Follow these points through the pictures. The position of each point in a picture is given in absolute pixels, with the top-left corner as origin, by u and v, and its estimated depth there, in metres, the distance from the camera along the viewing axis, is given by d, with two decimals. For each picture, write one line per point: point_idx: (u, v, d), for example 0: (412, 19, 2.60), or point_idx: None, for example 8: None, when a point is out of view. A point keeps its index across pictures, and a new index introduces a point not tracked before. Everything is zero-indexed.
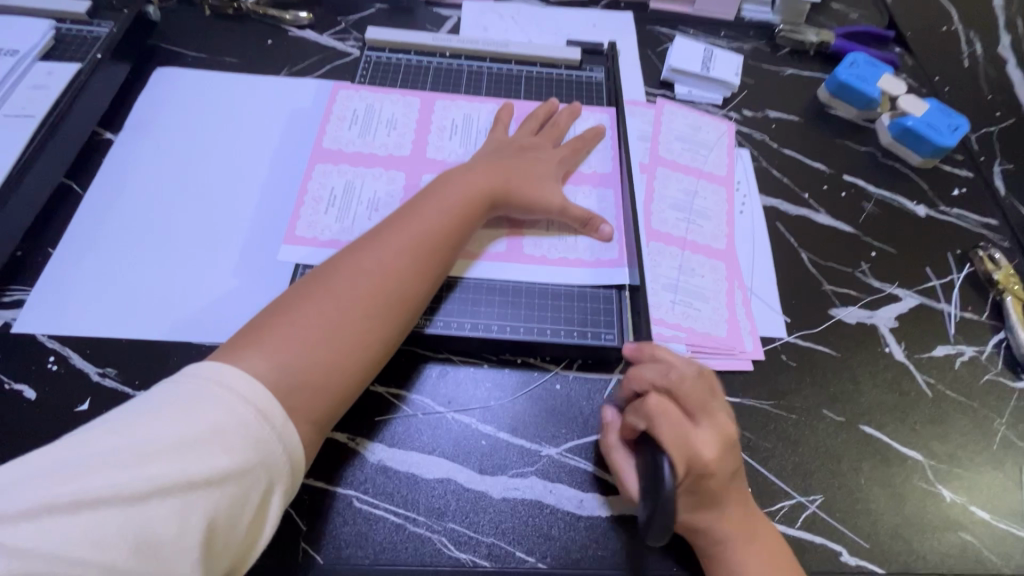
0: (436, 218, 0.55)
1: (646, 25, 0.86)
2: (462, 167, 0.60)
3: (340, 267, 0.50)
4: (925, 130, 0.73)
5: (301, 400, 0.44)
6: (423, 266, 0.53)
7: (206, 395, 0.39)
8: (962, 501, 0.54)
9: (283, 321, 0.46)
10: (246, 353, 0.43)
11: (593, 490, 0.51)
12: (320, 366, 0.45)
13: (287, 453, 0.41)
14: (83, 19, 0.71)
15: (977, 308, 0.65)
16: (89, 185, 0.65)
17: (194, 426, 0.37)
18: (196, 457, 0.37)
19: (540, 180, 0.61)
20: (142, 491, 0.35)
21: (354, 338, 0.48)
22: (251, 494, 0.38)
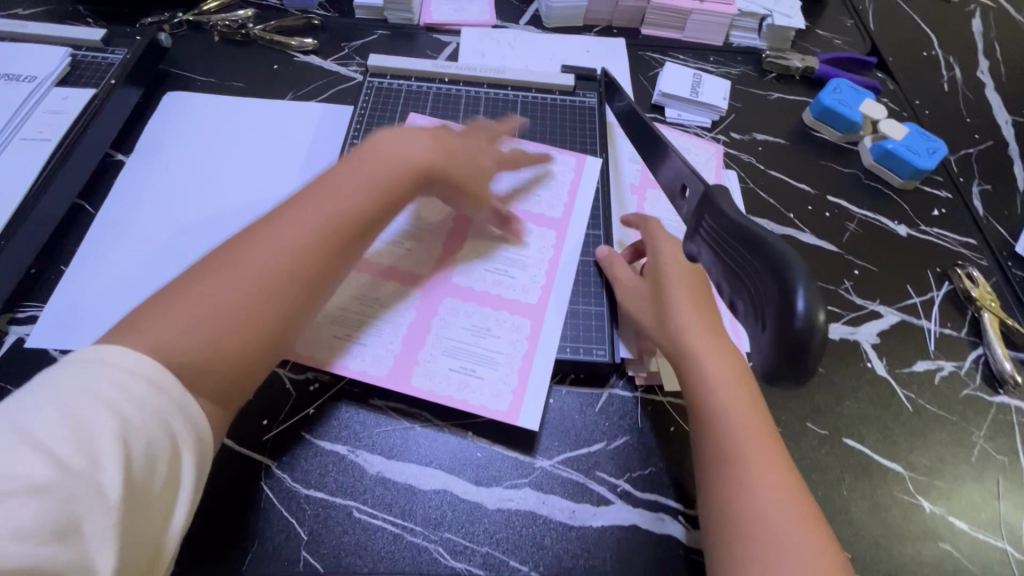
0: (351, 190, 0.52)
1: (638, 50, 0.90)
2: (398, 135, 0.58)
3: (244, 244, 0.48)
4: (905, 153, 0.76)
5: (180, 382, 0.41)
6: (330, 239, 0.50)
7: (86, 373, 0.38)
8: (942, 511, 0.56)
9: (175, 301, 0.44)
10: (127, 336, 0.41)
11: (584, 501, 0.53)
12: (203, 349, 0.43)
13: (189, 419, 0.41)
14: (98, 45, 0.74)
15: (957, 325, 0.67)
16: (101, 205, 0.68)
17: (78, 405, 0.37)
18: (93, 431, 0.36)
19: (481, 173, 0.61)
20: (41, 477, 0.34)
21: (247, 323, 0.45)
22: (160, 456, 0.38)
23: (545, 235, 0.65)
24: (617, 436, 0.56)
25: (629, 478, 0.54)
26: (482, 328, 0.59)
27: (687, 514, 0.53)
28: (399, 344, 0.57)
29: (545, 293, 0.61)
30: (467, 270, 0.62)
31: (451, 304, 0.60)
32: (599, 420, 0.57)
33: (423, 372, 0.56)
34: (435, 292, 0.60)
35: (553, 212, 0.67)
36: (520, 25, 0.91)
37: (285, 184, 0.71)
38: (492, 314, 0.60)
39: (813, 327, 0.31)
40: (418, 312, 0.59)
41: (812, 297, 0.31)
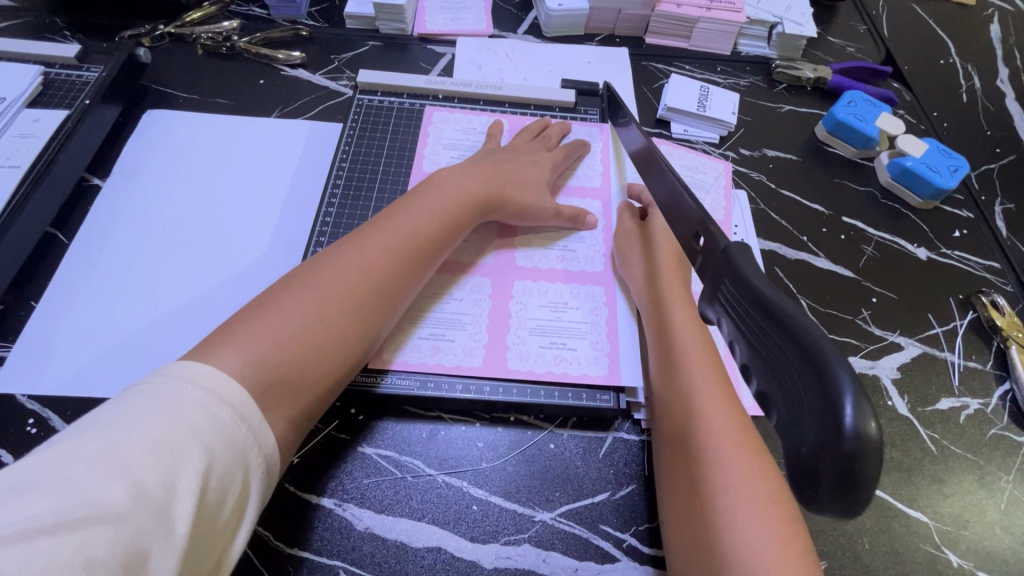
0: (421, 222, 0.56)
1: (642, 61, 0.85)
2: (454, 170, 0.62)
3: (324, 267, 0.51)
4: (926, 172, 0.72)
5: (276, 397, 0.43)
6: (402, 267, 0.54)
7: (179, 397, 0.38)
8: (971, 566, 0.52)
9: (263, 317, 0.46)
10: (220, 352, 0.43)
11: (588, 558, 0.49)
12: (297, 364, 0.45)
13: (265, 452, 0.41)
14: (73, 63, 0.71)
15: (981, 357, 0.64)
16: (75, 234, 0.64)
17: (166, 431, 0.36)
18: (175, 460, 0.36)
19: (533, 187, 0.63)
20: (120, 504, 0.33)
21: (331, 341, 0.48)
22: (231, 490, 0.38)
23: (592, 205, 0.67)
24: (623, 485, 0.53)
25: (636, 532, 0.51)
26: (560, 303, 0.60)
27: None
28: (485, 332, 0.58)
29: (609, 261, 0.63)
30: (528, 251, 0.63)
31: (523, 286, 0.61)
32: (603, 468, 0.54)
33: (517, 354, 0.57)
34: (503, 278, 0.61)
35: (591, 181, 0.69)
36: (518, 34, 0.87)
37: (271, 210, 0.68)
38: (566, 289, 0.61)
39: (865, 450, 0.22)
40: (492, 297, 0.60)
41: (861, 407, 0.22)
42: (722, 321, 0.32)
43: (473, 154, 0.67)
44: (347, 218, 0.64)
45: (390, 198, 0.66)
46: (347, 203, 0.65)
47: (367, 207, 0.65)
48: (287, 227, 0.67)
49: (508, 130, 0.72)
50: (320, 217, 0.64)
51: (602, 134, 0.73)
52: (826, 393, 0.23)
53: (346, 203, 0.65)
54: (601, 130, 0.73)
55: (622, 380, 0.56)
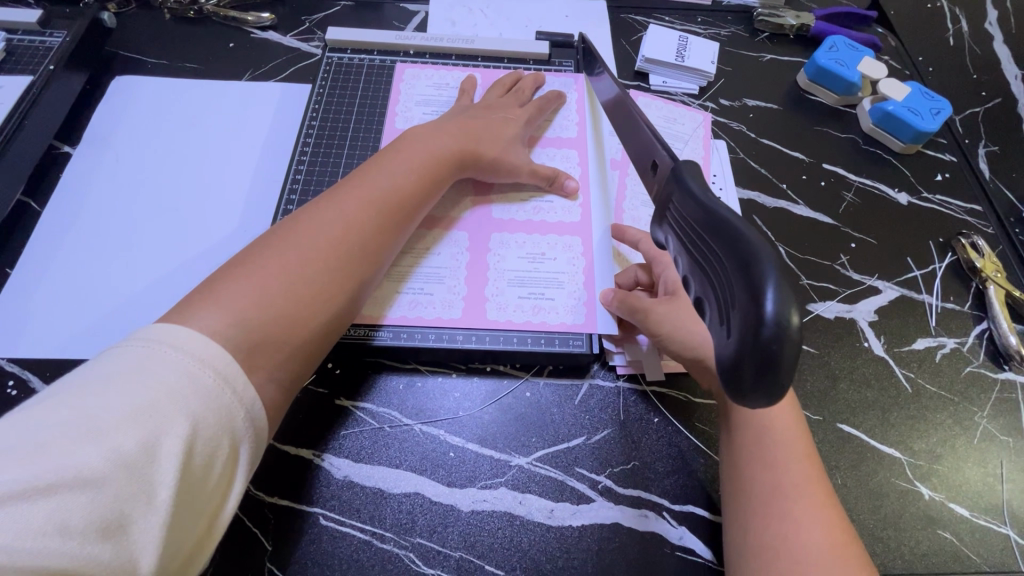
0: (398, 179, 0.54)
1: (620, 13, 0.83)
2: (428, 127, 0.60)
3: (301, 226, 0.49)
4: (907, 115, 0.71)
5: (262, 356, 0.42)
6: (382, 225, 0.52)
7: (157, 361, 0.36)
8: (941, 498, 0.53)
9: (242, 278, 0.44)
10: (199, 313, 0.40)
11: (563, 499, 0.50)
12: (280, 325, 0.43)
13: (254, 415, 0.39)
14: (36, 28, 0.70)
15: (959, 298, 0.63)
16: (47, 202, 0.64)
17: (145, 396, 0.35)
18: (155, 426, 0.34)
19: (505, 144, 0.62)
20: (96, 470, 0.32)
21: (315, 301, 0.46)
22: (219, 457, 0.36)
23: (568, 156, 0.66)
24: (598, 429, 0.53)
25: (611, 474, 0.51)
26: (536, 254, 0.60)
27: (672, 509, 0.50)
28: (463, 284, 0.58)
29: (585, 212, 0.63)
30: (504, 204, 0.62)
31: (499, 238, 0.60)
32: (578, 414, 0.54)
33: (494, 304, 0.57)
34: (478, 231, 0.61)
35: (567, 133, 0.68)
36: None
37: (244, 172, 0.67)
38: (541, 240, 0.60)
39: (784, 333, 0.24)
40: (469, 250, 0.60)
41: (782, 296, 0.25)
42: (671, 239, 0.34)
43: (445, 113, 0.66)
44: (318, 179, 0.63)
45: (361, 156, 0.65)
46: (317, 162, 0.64)
47: (339, 165, 0.64)
48: (260, 190, 0.66)
49: (481, 84, 0.71)
50: (291, 177, 0.63)
51: (577, 85, 0.72)
52: (751, 285, 0.26)
53: (317, 161, 0.64)
54: (576, 81, 0.72)
55: (598, 327, 0.56)
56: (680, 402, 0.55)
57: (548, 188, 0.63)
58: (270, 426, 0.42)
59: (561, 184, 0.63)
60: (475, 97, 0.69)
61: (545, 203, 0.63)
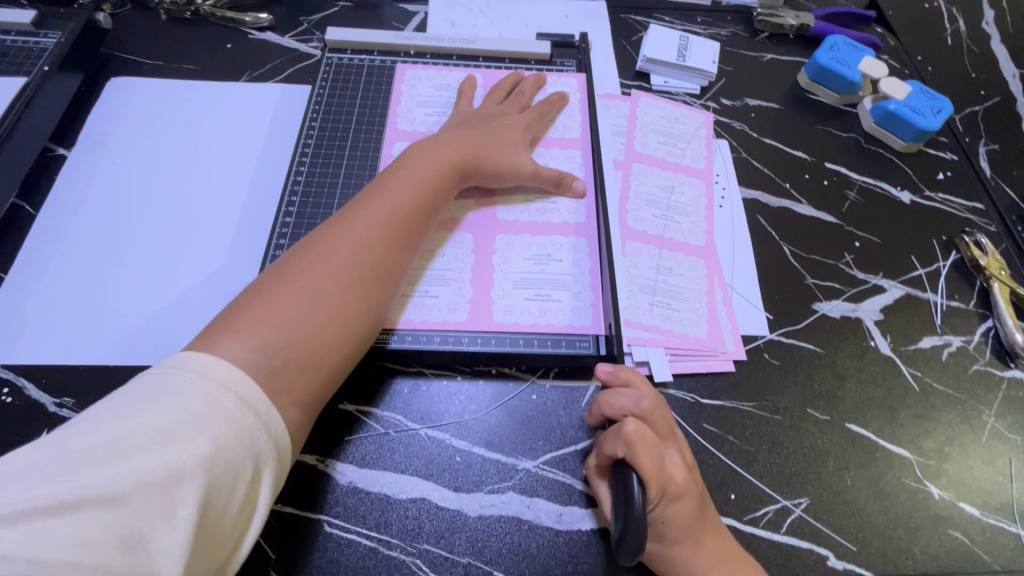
0: (405, 196, 0.54)
1: (620, 13, 0.83)
2: (427, 141, 0.60)
3: (314, 250, 0.48)
4: (908, 114, 0.71)
5: (286, 380, 0.42)
6: (393, 241, 0.51)
7: (181, 385, 0.37)
8: (951, 497, 0.53)
9: (262, 305, 0.44)
10: (224, 340, 0.41)
11: (572, 503, 0.49)
12: (300, 349, 0.44)
13: (276, 437, 0.39)
14: (30, 29, 0.68)
15: (964, 296, 0.63)
16: (42, 205, 0.63)
17: (169, 419, 0.35)
18: (176, 447, 0.34)
19: (510, 147, 0.61)
20: (119, 487, 0.33)
21: (334, 324, 0.46)
22: (239, 480, 0.36)
23: (572, 156, 0.66)
24: None
25: None
26: (541, 255, 0.59)
27: None
28: (469, 287, 0.57)
29: (591, 212, 0.62)
30: (509, 205, 0.62)
31: (504, 239, 0.60)
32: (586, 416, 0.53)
33: (501, 306, 0.56)
34: (482, 232, 0.60)
35: (570, 132, 0.67)
36: None
37: (244, 174, 0.66)
38: (547, 241, 0.60)
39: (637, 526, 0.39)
40: (475, 251, 0.59)
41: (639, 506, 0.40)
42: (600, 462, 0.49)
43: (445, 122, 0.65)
44: (319, 180, 0.62)
45: (362, 157, 0.64)
46: (318, 164, 0.63)
47: (340, 167, 0.63)
48: (259, 191, 0.65)
49: (483, 85, 0.70)
50: (291, 179, 0.62)
51: (578, 84, 0.71)
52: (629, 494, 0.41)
53: (317, 161, 0.64)
54: (577, 81, 0.72)
55: (607, 328, 0.55)
56: (687, 403, 0.55)
57: (555, 189, 0.62)
58: (293, 447, 0.42)
59: (568, 185, 0.62)
60: (477, 99, 0.69)
61: (550, 205, 0.62)
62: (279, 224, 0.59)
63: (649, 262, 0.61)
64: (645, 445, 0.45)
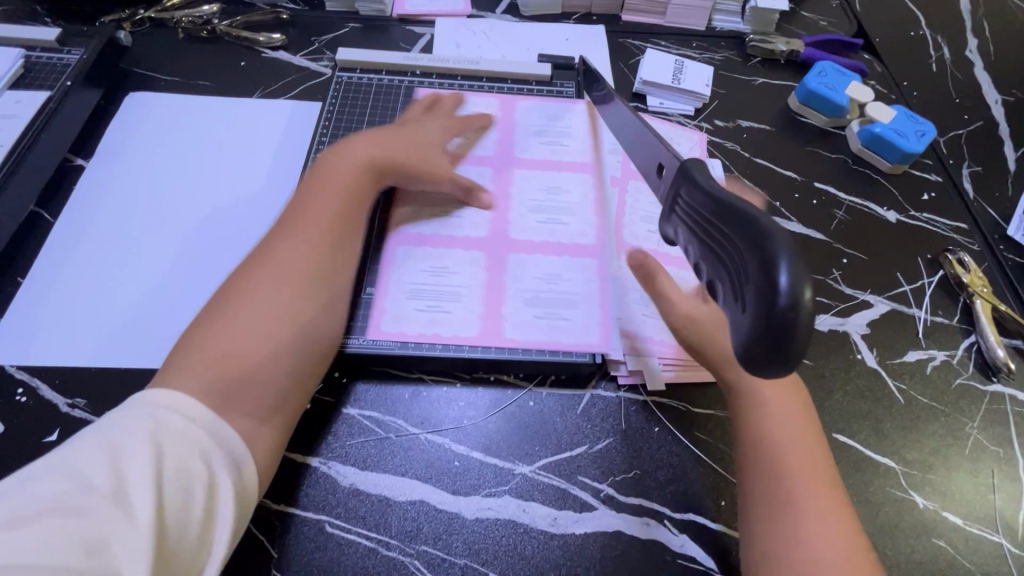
0: (327, 212, 0.55)
1: (619, 37, 0.87)
2: (334, 151, 0.60)
3: (252, 278, 0.49)
4: (893, 137, 0.74)
5: (242, 393, 0.44)
6: (322, 248, 0.53)
7: (128, 411, 0.40)
8: (935, 506, 0.54)
9: (212, 333, 0.46)
10: (178, 372, 0.43)
11: (566, 508, 0.51)
12: (256, 372, 0.45)
13: (228, 443, 0.41)
14: (54, 46, 0.72)
15: (948, 312, 0.66)
16: (60, 213, 0.65)
17: (118, 436, 0.38)
18: (126, 458, 0.37)
19: (441, 164, 0.64)
20: (74, 497, 0.35)
21: (283, 342, 0.47)
22: (194, 482, 0.38)
23: (569, 177, 0.68)
24: (601, 438, 0.54)
25: (612, 482, 0.52)
26: (540, 268, 0.61)
27: (673, 517, 0.51)
28: (470, 297, 0.59)
29: (586, 231, 0.64)
30: (509, 221, 0.64)
31: (503, 253, 0.62)
32: (581, 423, 0.55)
33: (499, 317, 0.58)
34: (483, 245, 0.62)
35: (566, 155, 0.70)
36: (496, 14, 0.88)
37: (255, 185, 0.69)
38: (545, 256, 0.62)
39: (797, 305, 0.28)
40: (474, 264, 0.61)
41: (792, 271, 0.29)
42: (679, 233, 0.40)
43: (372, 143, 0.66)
44: None
45: None
46: None
47: None
48: (269, 202, 0.68)
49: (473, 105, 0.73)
50: None
51: (575, 106, 0.75)
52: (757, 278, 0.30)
53: None
54: (574, 103, 0.75)
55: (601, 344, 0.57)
56: (679, 411, 0.56)
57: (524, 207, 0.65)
58: (259, 454, 0.44)
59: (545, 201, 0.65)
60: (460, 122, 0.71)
61: (547, 222, 0.65)
62: None
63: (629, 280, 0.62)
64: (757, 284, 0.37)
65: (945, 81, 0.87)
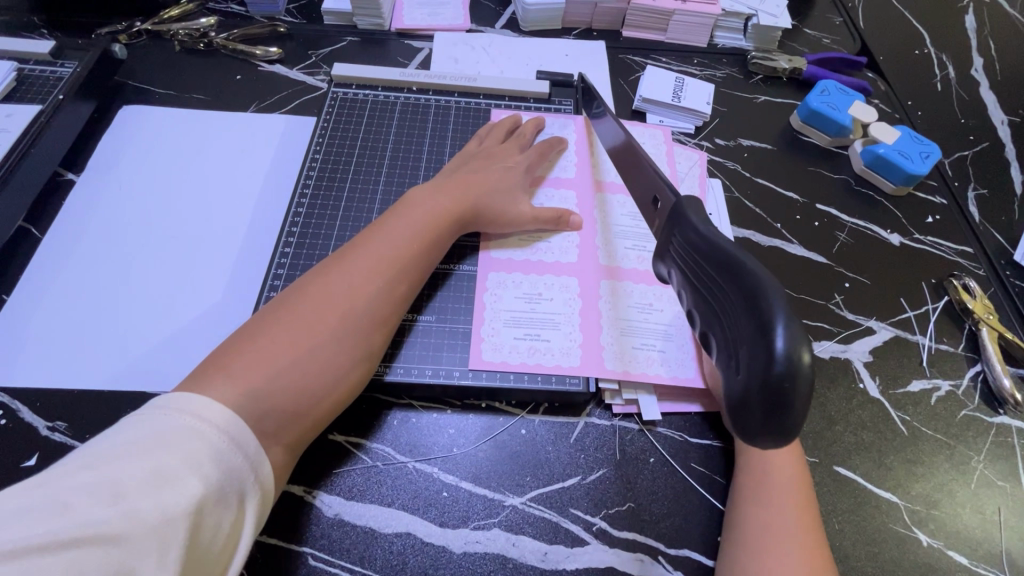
0: (400, 243, 0.54)
1: (619, 54, 0.86)
2: (427, 186, 0.60)
3: (306, 296, 0.49)
4: (897, 158, 0.72)
5: (272, 424, 0.43)
6: (391, 291, 0.52)
7: (173, 425, 0.38)
8: (940, 545, 0.52)
9: (254, 347, 0.45)
10: (213, 380, 0.42)
11: (557, 542, 0.49)
12: (290, 395, 0.44)
13: (261, 477, 0.41)
14: (48, 58, 0.71)
15: (953, 340, 0.64)
16: (48, 229, 0.64)
17: (164, 458, 0.36)
18: (171, 487, 0.35)
19: (510, 192, 0.63)
20: (113, 526, 0.33)
21: (324, 370, 0.46)
22: (225, 519, 0.37)
23: (566, 196, 0.67)
24: (594, 469, 0.53)
25: (606, 515, 0.51)
26: (533, 293, 0.60)
27: (668, 554, 0.49)
28: (463, 322, 0.58)
29: (583, 252, 0.63)
30: (503, 244, 0.63)
31: (497, 277, 0.61)
32: (574, 452, 0.54)
33: (490, 344, 0.57)
34: (477, 269, 0.61)
35: (566, 173, 0.69)
36: (496, 29, 0.87)
37: (247, 202, 0.68)
38: (539, 279, 0.61)
39: (796, 371, 0.27)
40: (469, 289, 0.60)
41: (791, 333, 0.27)
42: (673, 274, 0.39)
43: (444, 167, 0.66)
44: (320, 211, 0.64)
45: (364, 189, 0.66)
46: (319, 195, 0.65)
47: (340, 199, 0.65)
48: (261, 219, 0.67)
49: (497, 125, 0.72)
50: (292, 210, 0.64)
51: (576, 125, 0.73)
52: (751, 341, 0.29)
53: (320, 192, 0.65)
54: (575, 122, 0.73)
55: (596, 370, 0.55)
56: (675, 441, 0.55)
57: (556, 227, 0.63)
58: (277, 487, 0.44)
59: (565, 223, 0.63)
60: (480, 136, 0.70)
61: (540, 245, 0.63)
62: (278, 255, 0.60)
63: (605, 307, 0.59)
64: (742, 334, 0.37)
65: (950, 101, 0.86)
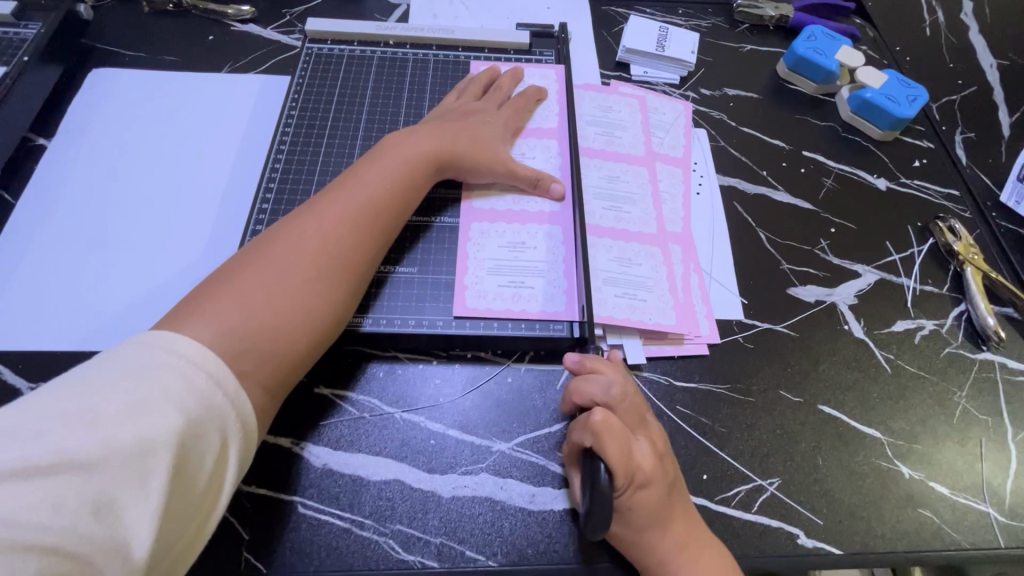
0: (375, 186, 0.53)
1: (602, 5, 0.83)
2: (404, 131, 0.59)
3: (278, 238, 0.48)
4: (884, 102, 0.71)
5: (250, 363, 0.42)
6: (366, 232, 0.51)
7: (151, 361, 0.37)
8: (921, 477, 0.53)
9: (228, 287, 0.45)
10: (187, 321, 0.41)
11: (545, 484, 0.50)
12: (265, 335, 0.44)
13: (244, 416, 0.40)
14: (9, 20, 0.69)
15: (938, 281, 0.64)
16: (21, 194, 0.63)
17: (141, 390, 0.35)
18: (149, 417, 0.35)
19: (489, 143, 0.61)
20: (91, 454, 0.33)
21: (299, 310, 0.46)
22: (209, 450, 0.37)
23: (548, 146, 0.65)
24: None
25: None
26: (517, 243, 0.59)
27: None
28: (446, 275, 0.57)
29: (567, 202, 0.62)
30: (485, 196, 0.62)
31: (479, 228, 0.60)
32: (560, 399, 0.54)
33: (474, 293, 0.56)
34: (459, 222, 0.60)
35: (548, 123, 0.67)
36: None
37: (223, 161, 0.67)
38: (522, 229, 0.60)
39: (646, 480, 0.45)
40: (452, 241, 0.59)
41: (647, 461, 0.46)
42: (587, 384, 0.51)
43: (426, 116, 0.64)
44: (297, 167, 0.63)
45: (342, 145, 0.65)
46: (296, 151, 0.64)
47: (318, 155, 0.64)
48: (239, 180, 0.65)
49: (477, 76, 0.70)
50: (268, 167, 0.62)
51: (557, 74, 0.72)
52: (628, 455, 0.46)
53: (297, 149, 0.64)
54: (555, 71, 0.72)
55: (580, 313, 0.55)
56: (661, 385, 0.55)
57: (533, 189, 0.62)
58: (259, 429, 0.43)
59: (545, 187, 0.61)
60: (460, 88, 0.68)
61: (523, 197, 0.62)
62: (255, 211, 0.59)
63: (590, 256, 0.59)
64: (612, 436, 0.44)
65: (940, 44, 0.85)
